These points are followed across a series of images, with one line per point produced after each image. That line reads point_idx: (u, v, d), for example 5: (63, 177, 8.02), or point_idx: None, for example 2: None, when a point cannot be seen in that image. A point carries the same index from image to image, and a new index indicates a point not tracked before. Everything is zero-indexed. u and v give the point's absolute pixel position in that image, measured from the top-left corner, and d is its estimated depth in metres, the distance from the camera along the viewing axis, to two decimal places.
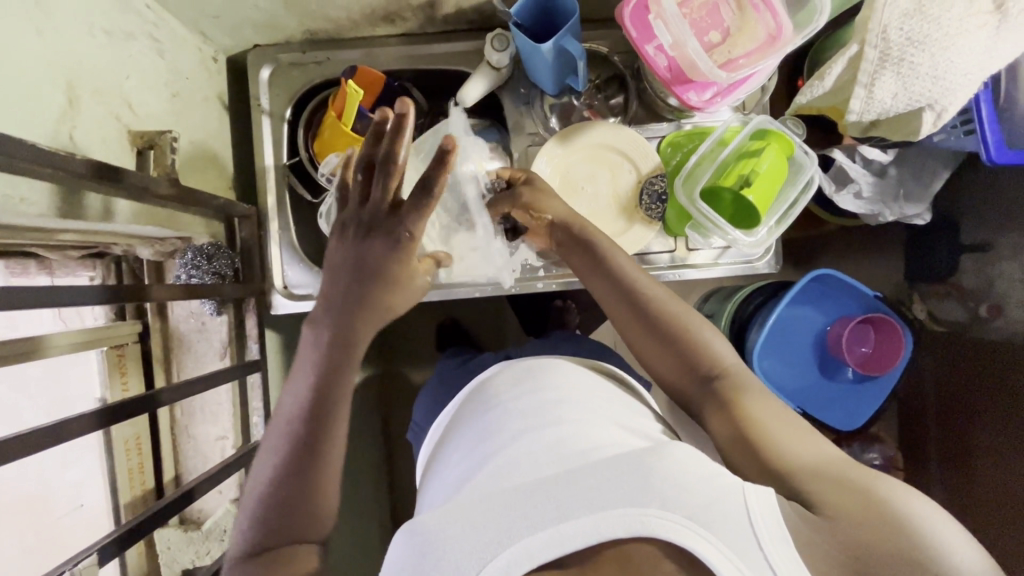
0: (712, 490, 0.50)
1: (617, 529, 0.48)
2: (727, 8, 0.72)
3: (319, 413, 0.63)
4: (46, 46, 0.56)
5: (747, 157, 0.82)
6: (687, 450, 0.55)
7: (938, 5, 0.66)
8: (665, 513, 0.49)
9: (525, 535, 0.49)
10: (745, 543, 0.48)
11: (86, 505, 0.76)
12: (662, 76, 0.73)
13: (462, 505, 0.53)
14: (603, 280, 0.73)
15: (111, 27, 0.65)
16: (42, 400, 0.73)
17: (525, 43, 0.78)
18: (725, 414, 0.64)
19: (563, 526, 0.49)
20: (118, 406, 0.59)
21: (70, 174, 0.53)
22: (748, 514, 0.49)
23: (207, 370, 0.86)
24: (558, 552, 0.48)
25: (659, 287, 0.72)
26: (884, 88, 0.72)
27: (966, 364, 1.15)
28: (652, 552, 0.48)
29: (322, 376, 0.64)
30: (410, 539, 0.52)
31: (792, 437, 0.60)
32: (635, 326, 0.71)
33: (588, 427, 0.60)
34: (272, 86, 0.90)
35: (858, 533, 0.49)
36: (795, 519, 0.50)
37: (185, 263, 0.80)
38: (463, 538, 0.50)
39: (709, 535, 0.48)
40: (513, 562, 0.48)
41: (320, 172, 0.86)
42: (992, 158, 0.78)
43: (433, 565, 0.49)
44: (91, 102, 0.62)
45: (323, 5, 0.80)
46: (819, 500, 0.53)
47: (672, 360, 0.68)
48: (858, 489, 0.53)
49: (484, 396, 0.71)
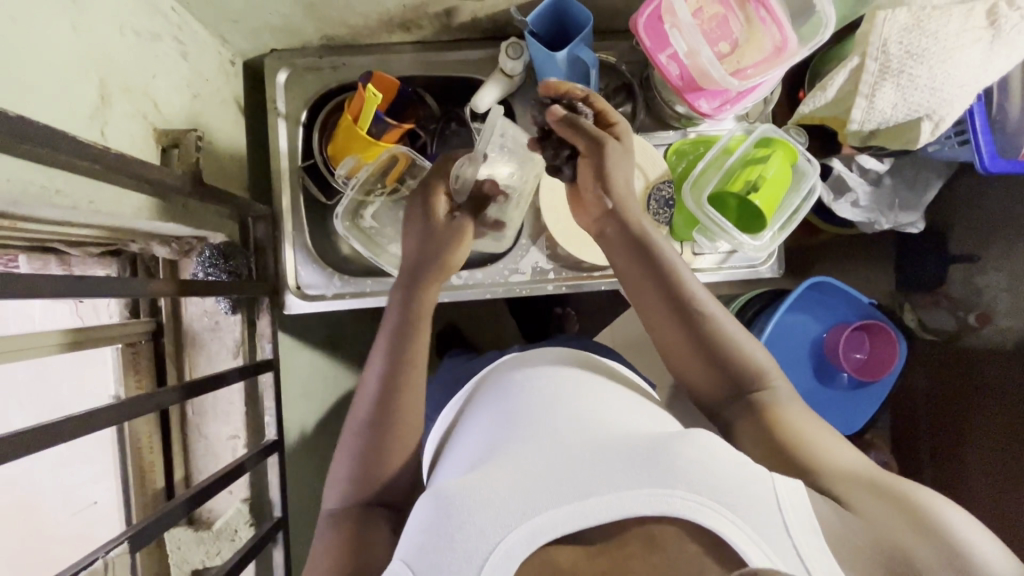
0: (739, 473, 0.52)
1: (642, 508, 0.50)
2: (736, 19, 0.75)
3: (402, 361, 0.68)
4: (81, 43, 0.57)
5: (753, 164, 0.86)
6: (712, 437, 0.56)
7: (935, 21, 0.70)
8: (690, 494, 0.50)
9: (548, 507, 0.50)
10: (772, 526, 0.49)
11: (99, 501, 0.82)
12: (674, 84, 0.76)
13: (487, 476, 0.54)
14: (641, 261, 0.73)
15: (140, 29, 0.67)
16: (38, 404, 0.77)
17: (540, 52, 0.81)
18: (754, 419, 0.66)
19: (587, 502, 0.50)
20: (139, 399, 0.56)
21: (104, 169, 0.54)
22: (777, 501, 0.51)
23: (220, 369, 0.87)
24: (582, 525, 0.50)
25: (696, 282, 0.73)
26: (885, 99, 0.75)
27: (950, 371, 1.19)
28: (678, 533, 0.49)
29: (404, 331, 0.70)
30: (432, 505, 0.52)
31: (815, 439, 0.62)
32: (676, 328, 0.71)
33: (649, 418, 0.65)
34: (287, 90, 0.92)
35: (888, 531, 0.51)
36: (826, 510, 0.52)
37: (203, 261, 0.82)
38: (488, 507, 0.51)
39: (735, 516, 0.49)
40: (537, 530, 0.50)
41: (337, 174, 0.89)
42: (986, 166, 0.81)
43: (457, 529, 0.50)
44: (119, 99, 0.63)
45: (343, 12, 0.82)
46: (850, 497, 0.55)
47: (710, 369, 0.69)
48: (889, 491, 0.55)
49: (501, 381, 0.73)
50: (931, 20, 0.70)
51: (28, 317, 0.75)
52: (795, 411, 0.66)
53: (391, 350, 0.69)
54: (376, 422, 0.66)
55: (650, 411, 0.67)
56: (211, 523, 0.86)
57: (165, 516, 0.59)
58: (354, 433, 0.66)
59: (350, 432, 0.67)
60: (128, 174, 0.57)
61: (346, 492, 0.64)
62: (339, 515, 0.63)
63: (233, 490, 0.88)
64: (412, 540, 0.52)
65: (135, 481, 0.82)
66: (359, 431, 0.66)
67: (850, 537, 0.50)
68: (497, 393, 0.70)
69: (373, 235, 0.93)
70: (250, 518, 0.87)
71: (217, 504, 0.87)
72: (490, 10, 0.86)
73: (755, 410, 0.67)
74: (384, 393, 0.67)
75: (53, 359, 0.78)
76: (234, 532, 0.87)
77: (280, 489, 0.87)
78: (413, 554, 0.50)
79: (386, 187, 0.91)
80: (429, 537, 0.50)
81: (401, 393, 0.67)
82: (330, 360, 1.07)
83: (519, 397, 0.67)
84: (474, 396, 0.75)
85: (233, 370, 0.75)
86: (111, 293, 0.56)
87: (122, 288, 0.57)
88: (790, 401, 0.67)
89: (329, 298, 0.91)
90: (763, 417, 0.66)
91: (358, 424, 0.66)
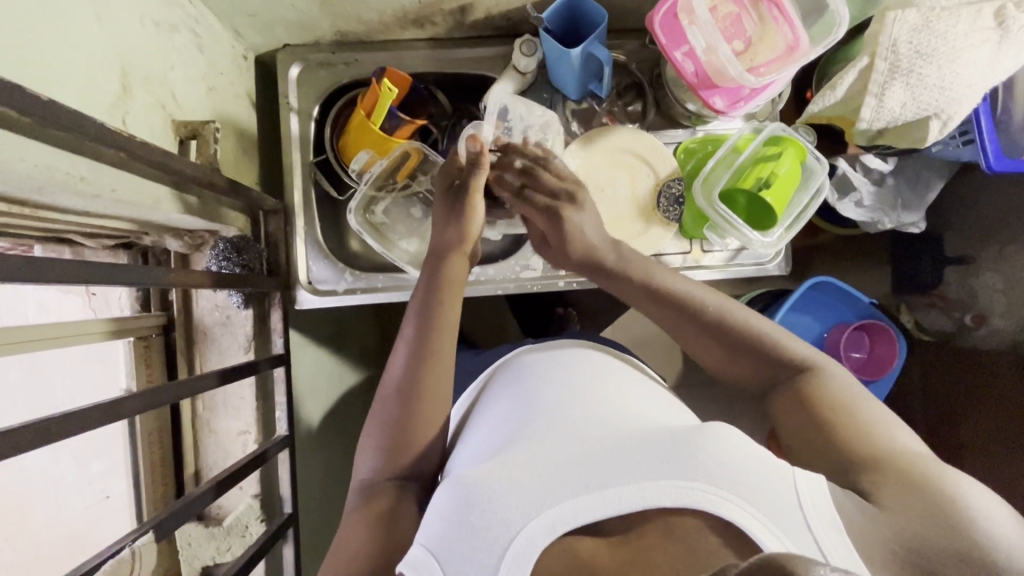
0: (760, 466, 0.50)
1: (662, 498, 0.48)
2: (749, 19, 0.76)
3: (426, 345, 0.71)
4: (105, 33, 0.57)
5: (764, 162, 0.87)
6: (733, 429, 0.54)
7: (944, 21, 0.72)
8: (711, 487, 0.48)
9: (569, 497, 0.49)
10: (793, 521, 0.47)
11: (112, 496, 0.81)
12: (689, 81, 0.77)
13: (508, 464, 0.53)
14: (639, 287, 0.78)
15: (159, 19, 0.67)
16: (32, 401, 0.76)
17: (554, 48, 0.81)
18: (794, 401, 0.66)
19: (606, 492, 0.49)
20: (155, 391, 0.57)
21: (126, 156, 0.54)
22: (796, 496, 0.49)
23: (230, 363, 0.86)
24: (602, 515, 0.48)
25: (702, 289, 0.76)
26: (894, 98, 0.77)
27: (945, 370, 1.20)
28: (699, 524, 0.47)
29: (428, 316, 0.73)
30: (454, 492, 0.52)
31: (849, 422, 0.61)
32: (698, 337, 0.73)
33: (667, 407, 0.66)
34: (300, 85, 0.92)
35: (915, 525, 0.49)
36: (847, 504, 0.50)
37: (217, 254, 0.80)
38: (508, 494, 0.50)
39: (754, 509, 0.47)
40: (557, 520, 0.48)
41: (351, 169, 0.88)
42: (991, 166, 0.83)
43: (479, 516, 0.49)
44: (140, 89, 0.63)
45: (358, 8, 0.82)
46: (876, 488, 0.53)
47: (745, 362, 0.71)
48: (916, 483, 0.53)
49: (516, 373, 0.73)
50: (939, 20, 0.72)
51: (22, 313, 0.74)
52: (844, 386, 0.65)
53: (421, 326, 0.72)
54: (405, 393, 0.68)
55: (662, 398, 0.68)
56: (221, 519, 0.85)
57: (179, 512, 0.61)
58: (387, 404, 0.69)
59: (383, 404, 0.69)
60: (150, 164, 0.57)
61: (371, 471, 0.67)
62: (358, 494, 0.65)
63: (244, 485, 0.87)
64: (433, 526, 0.51)
65: (146, 475, 0.82)
66: (393, 403, 0.68)
67: (872, 530, 0.48)
68: (513, 384, 0.71)
69: (384, 230, 0.93)
70: (260, 514, 0.87)
71: (227, 500, 0.87)
72: (504, 7, 0.87)
73: (798, 390, 0.66)
74: (417, 366, 0.70)
75: (48, 357, 0.76)
76: (244, 528, 0.86)
77: (291, 485, 0.87)
78: (435, 540, 0.50)
79: (397, 183, 0.92)
80: (451, 523, 0.50)
81: (432, 365, 0.70)
82: (336, 357, 1.07)
83: (536, 389, 0.67)
84: (488, 387, 0.77)
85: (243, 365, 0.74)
86: (132, 281, 0.56)
87: (141, 277, 0.57)
88: (836, 376, 0.66)
89: (340, 294, 0.91)
90: (807, 395, 0.65)
91: (390, 393, 0.69)
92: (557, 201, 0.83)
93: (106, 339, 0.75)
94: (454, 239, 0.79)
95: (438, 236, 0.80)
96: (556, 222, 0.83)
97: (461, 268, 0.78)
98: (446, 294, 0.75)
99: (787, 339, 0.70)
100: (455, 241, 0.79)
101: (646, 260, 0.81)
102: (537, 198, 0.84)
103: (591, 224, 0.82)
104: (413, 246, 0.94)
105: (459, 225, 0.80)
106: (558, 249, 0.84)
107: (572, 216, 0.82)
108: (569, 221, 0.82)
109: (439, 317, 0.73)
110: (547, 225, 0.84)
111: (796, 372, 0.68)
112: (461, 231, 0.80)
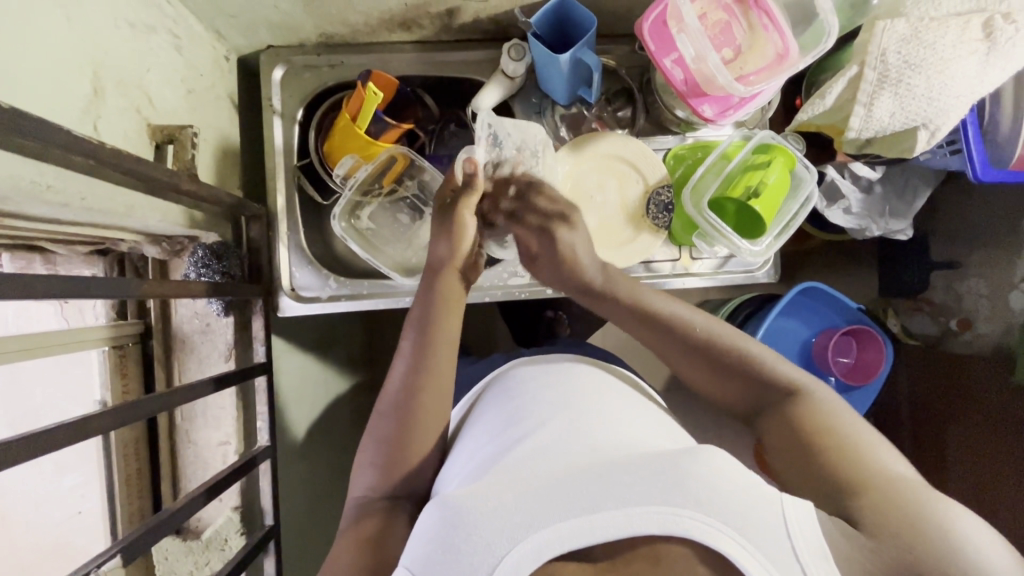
0: (749, 497, 0.49)
1: (649, 526, 0.47)
2: (739, 26, 0.76)
3: (422, 362, 0.70)
4: (76, 35, 0.55)
5: (753, 170, 0.86)
6: (722, 451, 0.54)
7: (932, 32, 0.72)
8: (699, 515, 0.47)
9: (555, 520, 0.48)
10: (781, 549, 0.47)
11: (85, 510, 0.81)
12: (678, 88, 0.77)
13: (494, 486, 0.52)
14: (623, 308, 0.76)
15: (134, 20, 0.64)
16: (8, 411, 0.75)
17: (542, 54, 0.80)
18: (779, 423, 0.66)
19: (594, 517, 0.48)
20: (119, 409, 0.55)
21: (97, 164, 0.52)
22: (784, 523, 0.48)
23: (211, 372, 0.84)
24: (588, 541, 0.47)
25: (689, 309, 0.75)
26: (882, 108, 0.77)
27: (928, 375, 1.20)
28: (687, 552, 0.46)
29: (422, 329, 0.72)
30: (440, 514, 0.50)
31: (837, 449, 0.60)
32: (693, 365, 0.72)
33: (662, 429, 0.66)
34: (284, 87, 0.90)
35: (904, 552, 0.49)
36: (835, 533, 0.50)
37: (196, 262, 0.78)
38: (495, 516, 0.48)
39: (742, 538, 0.46)
40: (544, 545, 0.47)
41: (335, 174, 0.87)
42: (978, 176, 0.83)
43: (464, 540, 0.47)
44: (113, 92, 0.61)
45: (343, 9, 0.80)
46: (864, 517, 0.53)
47: (729, 383, 0.71)
48: (906, 510, 0.53)
49: (506, 387, 0.73)
50: (927, 31, 0.72)
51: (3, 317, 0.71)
52: (831, 409, 0.65)
53: (419, 338, 0.72)
54: (402, 408, 0.68)
55: (653, 415, 0.68)
56: (199, 533, 0.84)
57: (158, 527, 0.60)
58: (382, 419, 0.68)
59: (378, 419, 0.69)
60: (123, 172, 0.55)
61: (367, 489, 0.66)
62: (355, 511, 0.65)
63: (222, 498, 0.86)
64: (417, 548, 0.49)
65: (121, 488, 0.82)
66: (389, 418, 0.68)
67: (860, 559, 0.48)
68: (504, 401, 0.70)
69: (369, 236, 0.92)
70: (240, 526, 0.86)
71: (205, 513, 0.85)
72: (493, 11, 0.85)
73: (783, 413, 0.66)
74: (414, 381, 0.69)
75: (26, 369, 0.75)
76: (223, 541, 0.84)
77: (272, 496, 0.85)
78: (419, 562, 0.48)
79: (384, 188, 0.91)
80: (434, 546, 0.48)
81: (429, 381, 0.69)
82: (322, 364, 1.05)
83: (525, 406, 0.66)
84: (480, 400, 0.75)
85: (213, 379, 0.71)
86: (101, 294, 0.53)
87: (114, 289, 0.55)
88: (821, 400, 0.66)
89: (323, 300, 0.89)
90: (794, 418, 0.65)
91: (386, 408, 0.68)
92: (550, 219, 0.79)
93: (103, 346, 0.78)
94: (445, 257, 0.75)
95: (432, 249, 0.77)
96: (549, 242, 0.79)
97: (455, 288, 0.75)
98: (443, 313, 0.73)
99: (769, 360, 0.70)
100: (447, 258, 0.75)
101: (634, 281, 0.79)
102: (531, 217, 0.80)
103: (582, 245, 0.79)
104: (398, 252, 0.93)
105: (449, 243, 0.75)
106: (556, 268, 0.79)
107: (564, 235, 0.78)
108: (562, 240, 0.78)
109: (439, 329, 0.72)
110: (538, 244, 0.80)
111: (781, 395, 0.68)
112: (452, 247, 0.75)
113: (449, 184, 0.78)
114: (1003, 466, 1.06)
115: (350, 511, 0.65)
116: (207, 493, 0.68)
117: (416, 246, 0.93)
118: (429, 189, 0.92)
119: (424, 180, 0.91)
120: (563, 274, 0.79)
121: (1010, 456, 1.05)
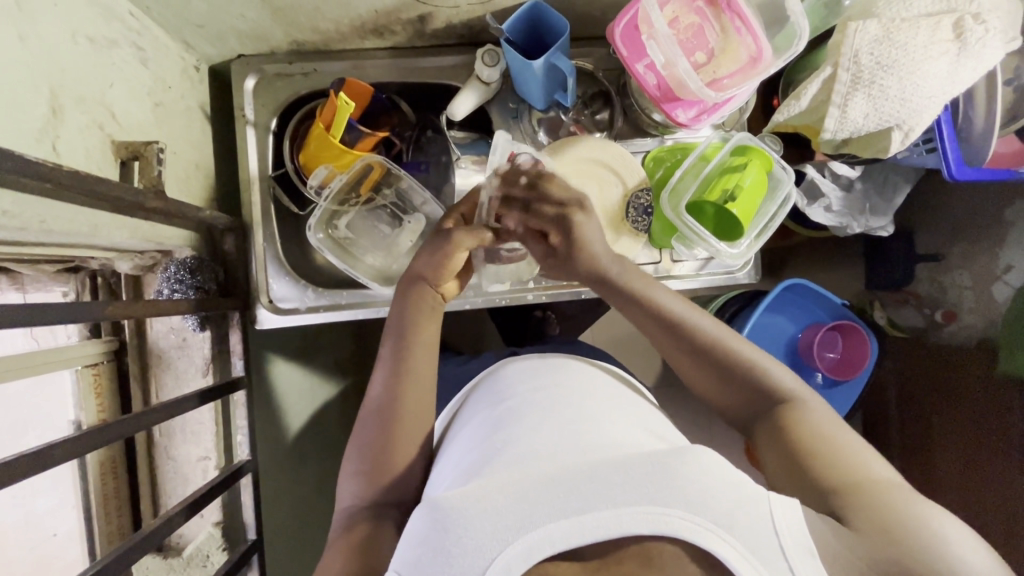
0: (737, 497, 0.48)
1: (638, 525, 0.46)
2: (712, 30, 0.75)
3: (401, 368, 0.69)
4: (28, 51, 0.54)
5: (730, 172, 0.84)
6: (709, 449, 0.53)
7: (904, 33, 0.72)
8: (688, 514, 0.46)
9: (547, 521, 0.46)
10: (768, 547, 0.46)
11: (60, 533, 0.82)
12: (652, 94, 0.77)
13: (483, 488, 0.50)
14: (638, 305, 0.74)
15: (94, 35, 0.63)
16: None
17: (516, 60, 0.79)
18: (777, 435, 0.66)
19: (582, 518, 0.46)
20: (90, 435, 0.54)
21: (55, 186, 0.51)
22: (771, 520, 0.47)
23: (188, 388, 0.84)
24: (577, 542, 0.46)
25: (701, 313, 0.73)
26: (857, 108, 0.76)
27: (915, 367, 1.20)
28: (677, 553, 0.45)
29: (406, 338, 0.71)
30: (428, 516, 0.49)
31: (832, 455, 0.61)
32: (702, 373, 0.72)
33: (642, 423, 0.66)
34: (257, 96, 0.88)
35: (891, 547, 0.50)
36: (826, 532, 0.50)
37: (168, 277, 0.77)
38: (484, 521, 0.47)
39: (732, 539, 0.46)
40: (532, 547, 0.46)
41: (309, 185, 0.85)
42: (953, 174, 0.85)
43: (452, 543, 0.46)
44: (73, 111, 0.60)
45: (313, 17, 0.79)
46: (855, 515, 0.53)
47: (726, 386, 0.71)
48: (897, 508, 0.53)
49: (497, 388, 0.72)
50: (899, 32, 0.72)
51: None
52: (824, 421, 0.65)
53: (397, 344, 0.71)
54: (385, 411, 0.68)
55: (641, 416, 0.67)
56: (180, 550, 0.84)
57: (133, 547, 0.59)
58: (366, 424, 0.68)
59: (363, 423, 0.68)
60: (87, 192, 0.54)
61: (355, 496, 0.65)
62: (342, 519, 0.65)
63: (205, 513, 0.87)
64: (406, 551, 0.48)
65: (97, 507, 0.81)
66: (373, 422, 0.68)
67: (845, 555, 0.48)
68: (490, 406, 0.69)
69: (347, 245, 0.91)
70: (222, 542, 0.86)
71: (188, 529, 0.86)
72: (465, 16, 0.84)
73: (780, 420, 0.66)
74: (396, 386, 0.69)
75: (12, 387, 0.80)
76: (205, 558, 0.84)
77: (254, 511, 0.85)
78: (408, 565, 0.47)
79: (361, 196, 0.90)
80: (423, 549, 0.47)
81: (409, 382, 0.69)
82: (305, 371, 1.04)
83: (511, 411, 0.65)
84: (470, 401, 0.75)
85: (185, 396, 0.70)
86: (62, 320, 0.52)
87: (77, 312, 0.53)
88: (818, 413, 0.66)
89: (302, 312, 0.88)
90: (789, 431, 0.65)
91: (370, 412, 0.68)
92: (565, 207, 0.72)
93: (87, 363, 0.79)
94: (427, 272, 0.72)
95: (415, 260, 0.74)
96: (566, 230, 0.72)
97: (432, 304, 0.73)
98: (423, 321, 0.72)
99: (773, 369, 0.70)
100: (428, 274, 0.72)
101: (646, 276, 0.76)
102: (544, 207, 0.72)
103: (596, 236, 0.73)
104: (377, 261, 0.92)
105: (436, 261, 0.72)
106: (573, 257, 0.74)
107: (580, 222, 0.72)
108: (580, 225, 0.72)
109: (419, 335, 0.71)
110: (557, 234, 0.73)
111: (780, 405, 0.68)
112: (439, 268, 0.72)
113: (464, 207, 0.76)
114: (993, 458, 1.06)
115: (340, 520, 0.65)
116: (189, 509, 0.68)
117: (395, 255, 0.92)
118: (407, 198, 0.92)
119: (401, 188, 0.91)
120: (579, 263, 0.74)
121: (997, 449, 1.05)
